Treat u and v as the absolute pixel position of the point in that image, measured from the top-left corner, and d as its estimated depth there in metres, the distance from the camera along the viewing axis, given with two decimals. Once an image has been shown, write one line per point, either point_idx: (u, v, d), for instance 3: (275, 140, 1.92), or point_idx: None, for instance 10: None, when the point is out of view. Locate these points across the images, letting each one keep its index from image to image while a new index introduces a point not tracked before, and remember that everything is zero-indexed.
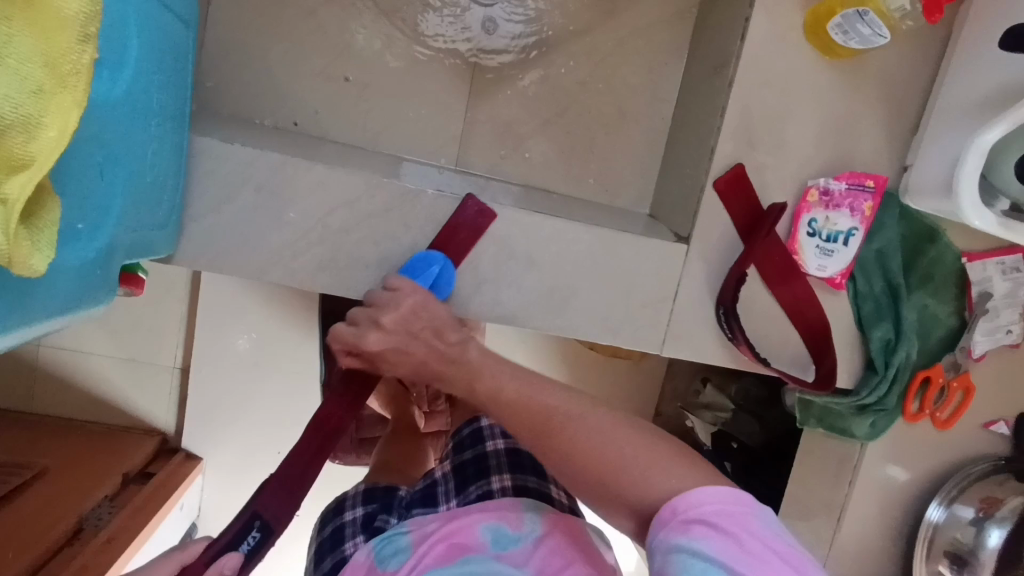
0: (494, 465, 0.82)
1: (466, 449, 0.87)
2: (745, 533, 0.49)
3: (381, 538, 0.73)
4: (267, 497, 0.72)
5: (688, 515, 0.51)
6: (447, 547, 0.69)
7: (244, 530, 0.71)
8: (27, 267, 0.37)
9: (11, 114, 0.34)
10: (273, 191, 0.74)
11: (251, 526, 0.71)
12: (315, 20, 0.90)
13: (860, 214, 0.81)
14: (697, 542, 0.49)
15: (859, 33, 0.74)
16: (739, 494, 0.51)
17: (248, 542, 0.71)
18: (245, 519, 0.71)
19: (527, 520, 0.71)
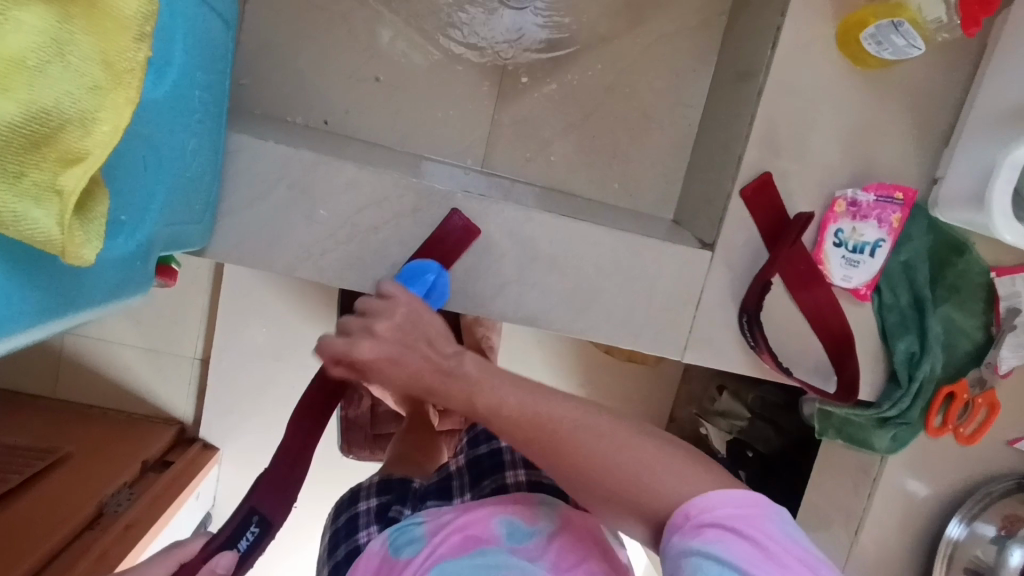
0: (509, 460, 0.82)
1: (480, 444, 0.87)
2: (760, 530, 0.50)
3: (397, 527, 0.74)
4: (262, 491, 0.66)
5: (703, 519, 0.51)
6: (463, 538, 0.70)
7: (242, 526, 0.65)
8: (79, 257, 0.38)
9: (70, 110, 0.35)
10: (303, 188, 0.76)
11: (250, 522, 0.66)
12: (347, 20, 0.91)
13: (888, 226, 0.81)
14: (711, 547, 0.49)
15: (892, 44, 0.74)
16: (754, 494, 0.52)
17: (247, 538, 0.65)
18: (243, 514, 0.66)
19: (542, 516, 0.72)
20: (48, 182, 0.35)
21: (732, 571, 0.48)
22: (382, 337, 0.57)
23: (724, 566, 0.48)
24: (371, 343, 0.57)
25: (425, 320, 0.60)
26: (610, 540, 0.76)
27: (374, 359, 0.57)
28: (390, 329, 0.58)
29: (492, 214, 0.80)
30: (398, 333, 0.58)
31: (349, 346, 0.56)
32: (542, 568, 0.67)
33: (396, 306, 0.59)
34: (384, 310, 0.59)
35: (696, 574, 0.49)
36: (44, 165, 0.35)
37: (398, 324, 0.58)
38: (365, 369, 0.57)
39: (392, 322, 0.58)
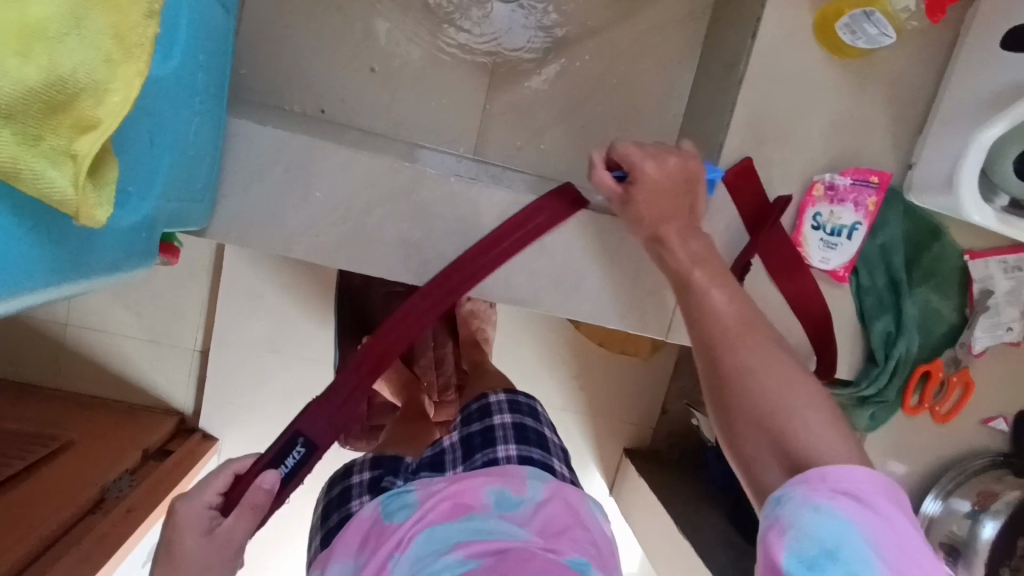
0: (501, 436, 0.85)
1: (473, 422, 0.90)
2: (892, 517, 0.49)
3: (388, 495, 0.76)
4: (313, 418, 0.78)
5: (836, 485, 0.50)
6: (452, 505, 0.72)
7: (289, 445, 0.76)
8: (92, 218, 0.41)
9: (86, 80, 0.38)
10: (300, 172, 0.78)
11: (295, 443, 0.76)
12: (343, 13, 0.94)
13: (864, 209, 0.84)
14: (842, 511, 0.49)
15: (866, 33, 0.77)
16: (890, 487, 0.51)
17: (293, 458, 0.76)
18: (289, 436, 0.76)
19: (530, 486, 0.75)
20: (64, 147, 0.38)
21: (852, 534, 0.47)
22: (661, 172, 0.73)
23: (846, 526, 0.48)
24: (654, 159, 0.73)
25: (692, 180, 0.75)
26: (596, 511, 0.78)
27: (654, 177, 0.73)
28: (671, 167, 0.74)
29: (484, 198, 0.83)
30: (676, 173, 0.74)
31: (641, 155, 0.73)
32: (528, 533, 0.69)
33: (671, 155, 0.74)
34: (665, 151, 0.74)
35: (809, 523, 0.49)
36: (60, 131, 0.38)
37: (675, 172, 0.74)
38: (642, 181, 0.73)
39: (672, 162, 0.73)
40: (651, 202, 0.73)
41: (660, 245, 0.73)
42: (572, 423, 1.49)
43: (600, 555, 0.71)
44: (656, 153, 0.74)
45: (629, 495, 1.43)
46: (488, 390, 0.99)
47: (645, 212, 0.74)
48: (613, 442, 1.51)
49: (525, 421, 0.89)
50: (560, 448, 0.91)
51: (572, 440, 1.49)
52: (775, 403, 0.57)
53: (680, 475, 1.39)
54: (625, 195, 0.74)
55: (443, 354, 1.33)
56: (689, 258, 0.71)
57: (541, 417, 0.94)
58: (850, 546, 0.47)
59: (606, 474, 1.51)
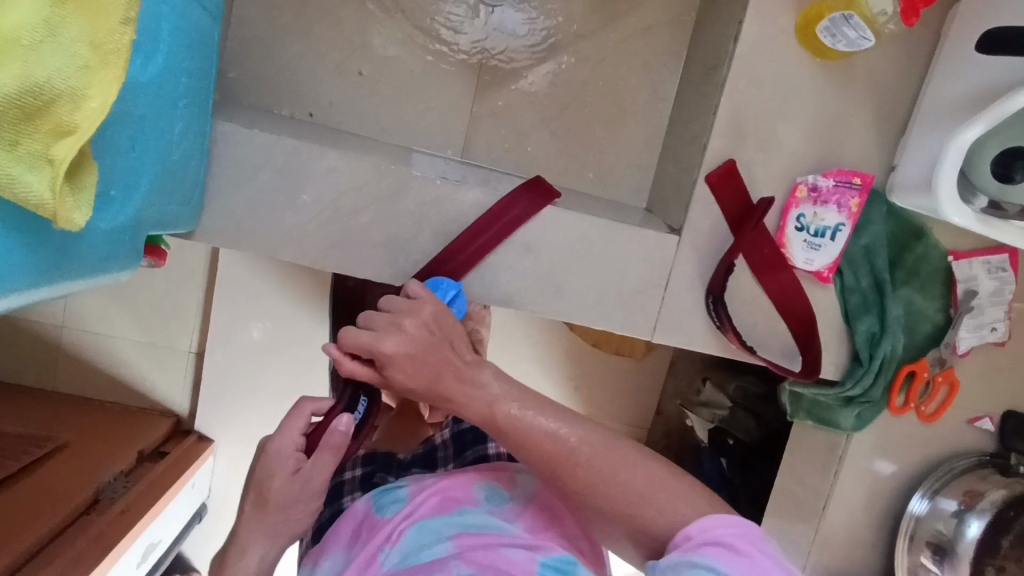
0: (493, 433, 0.87)
1: (465, 419, 0.91)
2: (762, 562, 0.51)
3: (380, 490, 0.77)
4: (373, 373, 0.72)
5: (702, 537, 0.52)
6: (442, 500, 0.73)
7: (355, 399, 0.71)
8: (70, 222, 0.42)
9: (62, 86, 0.39)
10: (288, 175, 0.79)
11: (360, 396, 0.71)
12: (331, 18, 0.95)
13: (848, 210, 0.84)
14: (713, 557, 0.50)
15: (845, 36, 0.78)
16: (756, 538, 0.53)
17: (362, 406, 0.72)
18: (353, 392, 0.71)
19: (520, 482, 0.77)
20: (41, 152, 0.39)
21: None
22: (406, 333, 0.60)
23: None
24: (389, 335, 0.59)
25: (450, 323, 0.63)
26: None
27: (397, 356, 0.59)
28: (415, 326, 0.60)
29: (469, 200, 0.84)
30: (421, 332, 0.60)
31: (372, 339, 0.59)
32: (517, 529, 0.70)
33: (422, 306, 0.62)
34: (400, 314, 0.61)
35: None
36: (37, 136, 0.39)
37: (422, 325, 0.61)
38: (385, 364, 0.59)
39: (420, 316, 0.61)
40: (405, 376, 0.60)
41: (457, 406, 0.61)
42: None
43: (588, 549, 0.73)
44: (399, 314, 0.61)
45: None
46: None
47: (406, 382, 0.60)
48: None
49: None
50: None
51: None
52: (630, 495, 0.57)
53: None
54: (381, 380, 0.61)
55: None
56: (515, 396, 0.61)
57: None
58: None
59: None
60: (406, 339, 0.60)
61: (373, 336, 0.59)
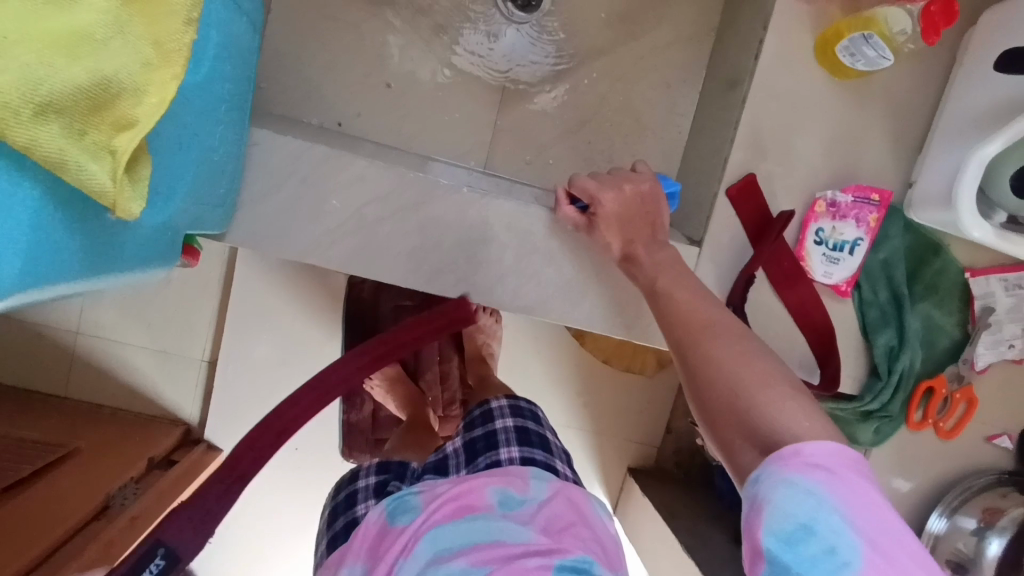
0: (504, 439, 0.86)
1: (476, 427, 0.91)
2: (866, 490, 0.48)
3: (392, 499, 0.76)
4: (179, 524, 0.73)
5: (810, 459, 0.49)
6: (456, 507, 0.72)
7: (147, 556, 0.70)
8: (127, 212, 0.43)
9: (126, 81, 0.41)
10: (317, 181, 0.81)
11: (155, 554, 0.71)
12: (361, 32, 0.97)
13: (866, 225, 0.86)
14: (816, 484, 0.47)
15: (865, 55, 0.80)
16: (859, 458, 0.50)
17: (151, 570, 0.70)
18: (149, 545, 0.71)
19: (533, 485, 0.76)
20: (104, 143, 0.40)
21: (828, 511, 0.46)
22: (621, 194, 0.81)
23: (822, 504, 0.46)
24: (613, 190, 0.81)
25: (652, 205, 0.82)
26: (600, 511, 0.79)
27: (609, 209, 0.81)
28: (631, 191, 0.82)
29: (494, 209, 0.85)
30: (633, 202, 0.82)
31: (598, 188, 0.81)
32: (532, 532, 0.70)
33: (644, 180, 0.83)
34: (619, 180, 0.83)
35: (784, 505, 0.47)
36: (102, 128, 0.40)
37: (636, 194, 0.82)
38: (601, 211, 0.81)
39: (639, 186, 0.82)
40: (609, 228, 0.82)
41: (635, 259, 0.80)
42: (577, 440, 1.49)
43: (603, 553, 0.72)
44: (624, 179, 0.83)
45: (634, 514, 1.43)
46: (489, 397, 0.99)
47: (611, 234, 0.82)
48: (617, 460, 1.51)
49: (527, 424, 0.90)
50: (562, 450, 0.92)
51: (576, 456, 1.50)
52: (741, 376, 0.57)
53: (685, 495, 1.39)
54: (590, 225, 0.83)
55: (448, 370, 1.34)
56: (654, 268, 0.76)
57: (542, 421, 0.95)
58: (826, 522, 0.46)
59: (611, 493, 1.51)
60: (625, 196, 0.81)
61: (597, 188, 0.81)
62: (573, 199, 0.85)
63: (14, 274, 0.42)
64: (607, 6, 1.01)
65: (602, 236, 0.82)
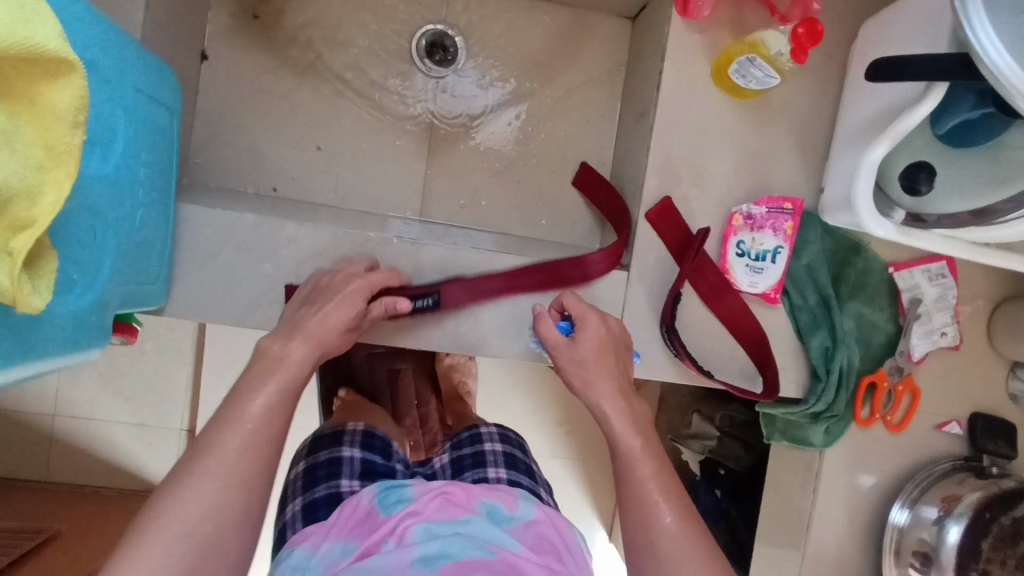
0: (491, 460, 0.91)
1: (463, 448, 0.95)
2: None
3: (386, 488, 0.80)
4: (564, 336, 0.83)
5: None
6: (444, 502, 0.76)
7: (427, 292, 0.86)
8: (28, 305, 0.46)
9: (18, 185, 0.45)
10: (251, 248, 0.84)
11: (431, 293, 0.86)
12: (288, 102, 1.00)
13: (783, 233, 0.89)
14: None
15: (754, 76, 0.85)
16: None
17: (422, 302, 0.86)
18: (433, 287, 0.86)
19: (522, 505, 0.78)
20: (1, 246, 0.44)
21: None
22: (609, 326, 0.82)
23: None
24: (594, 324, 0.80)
25: (622, 340, 0.83)
26: (581, 543, 0.80)
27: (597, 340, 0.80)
28: (614, 329, 0.82)
29: (428, 256, 0.89)
30: (615, 337, 0.81)
31: (581, 316, 0.81)
32: (519, 544, 0.71)
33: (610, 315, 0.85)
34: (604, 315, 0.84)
35: None
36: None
37: (618, 332, 0.82)
38: (585, 338, 0.79)
39: (617, 324, 0.83)
40: (598, 374, 0.77)
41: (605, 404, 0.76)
42: (561, 469, 1.50)
43: None
44: (606, 317, 0.83)
45: None
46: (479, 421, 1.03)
47: (603, 369, 0.78)
48: (603, 487, 1.51)
49: (515, 453, 0.95)
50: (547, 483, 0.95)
51: (562, 488, 1.50)
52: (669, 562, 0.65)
53: None
54: (574, 351, 0.79)
55: (427, 411, 1.34)
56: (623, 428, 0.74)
57: (528, 451, 0.99)
58: None
59: (605, 520, 1.51)
60: (607, 329, 0.82)
61: (579, 316, 0.81)
62: (563, 314, 0.85)
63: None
64: (522, 52, 1.05)
65: (597, 377, 0.78)
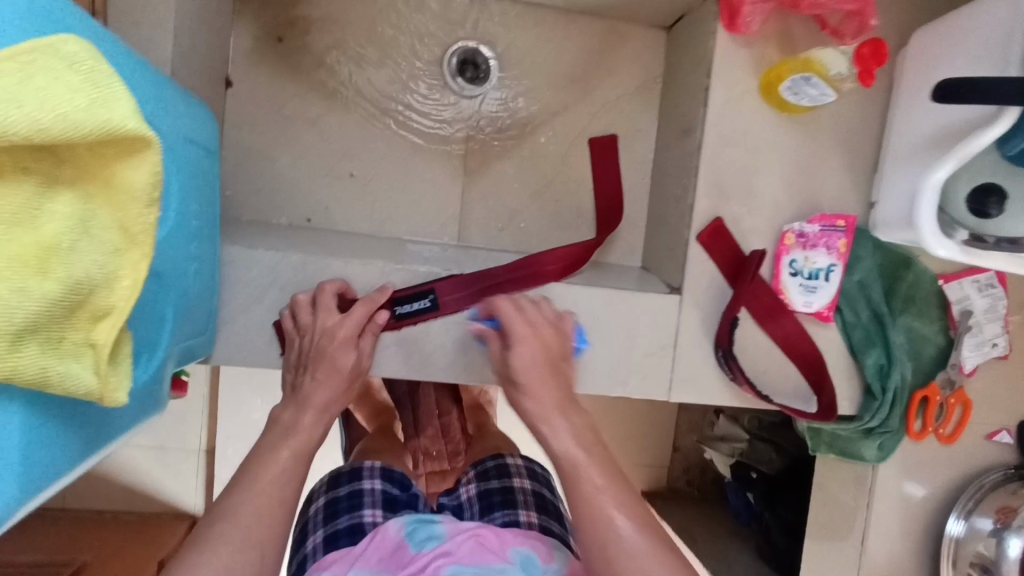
0: (522, 500, 0.92)
1: (491, 479, 0.97)
2: None
3: (416, 522, 0.82)
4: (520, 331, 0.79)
5: None
6: (476, 546, 0.77)
7: (420, 294, 0.82)
8: (114, 398, 0.44)
9: (98, 275, 0.41)
10: (296, 289, 0.81)
11: (426, 295, 0.82)
12: (316, 128, 0.96)
13: (837, 251, 0.87)
14: None
15: (809, 93, 0.82)
16: None
17: (416, 304, 0.82)
18: (423, 287, 0.82)
19: (556, 558, 0.78)
20: (84, 339, 0.41)
21: None
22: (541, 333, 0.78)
23: None
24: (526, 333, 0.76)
25: (553, 344, 0.78)
26: None
27: (523, 356, 0.75)
28: (539, 337, 0.78)
29: None
30: (548, 345, 0.77)
31: (513, 321, 0.78)
32: None
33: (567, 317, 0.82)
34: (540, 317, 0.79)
35: None
36: (79, 325, 0.41)
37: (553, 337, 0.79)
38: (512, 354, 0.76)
39: (552, 331, 0.79)
40: (535, 389, 0.74)
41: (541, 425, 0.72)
42: None
43: None
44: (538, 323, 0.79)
45: None
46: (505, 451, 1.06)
47: (543, 383, 0.74)
48: None
49: (544, 491, 0.97)
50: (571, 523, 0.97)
51: None
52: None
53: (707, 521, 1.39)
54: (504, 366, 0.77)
55: (449, 422, 1.31)
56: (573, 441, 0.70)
57: (553, 489, 1.02)
58: None
59: None
60: (541, 340, 0.78)
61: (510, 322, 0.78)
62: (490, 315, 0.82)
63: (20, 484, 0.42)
64: (556, 67, 1.01)
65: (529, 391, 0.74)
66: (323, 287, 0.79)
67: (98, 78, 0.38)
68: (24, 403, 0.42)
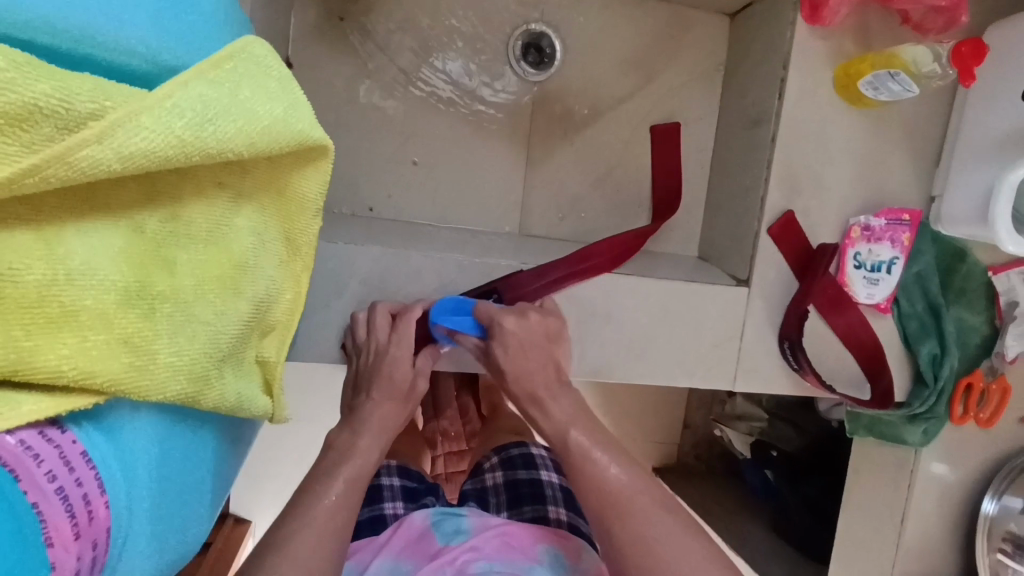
0: (551, 495, 0.95)
1: (519, 468, 1.01)
2: None
3: (444, 516, 0.87)
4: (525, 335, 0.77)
5: None
6: (502, 543, 0.81)
7: (486, 294, 0.81)
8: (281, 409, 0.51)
9: (274, 292, 0.48)
10: (376, 283, 0.80)
11: (491, 295, 0.81)
12: (377, 113, 0.92)
13: (900, 245, 0.90)
14: None
15: (889, 89, 0.82)
16: None
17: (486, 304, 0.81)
18: (489, 287, 0.81)
19: (585, 557, 0.81)
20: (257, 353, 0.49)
21: None
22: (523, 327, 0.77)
23: None
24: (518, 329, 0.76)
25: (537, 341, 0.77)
26: None
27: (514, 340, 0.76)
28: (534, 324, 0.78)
29: None
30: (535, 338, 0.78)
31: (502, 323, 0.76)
32: None
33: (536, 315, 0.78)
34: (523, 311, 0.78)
35: None
36: (257, 340, 0.48)
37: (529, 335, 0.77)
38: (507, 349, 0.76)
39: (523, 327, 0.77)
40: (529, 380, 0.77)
41: (531, 406, 0.76)
42: None
43: None
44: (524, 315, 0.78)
45: None
46: (529, 439, 1.10)
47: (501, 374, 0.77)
48: None
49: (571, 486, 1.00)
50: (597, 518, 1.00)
51: None
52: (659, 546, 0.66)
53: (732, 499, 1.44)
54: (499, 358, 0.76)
55: (466, 404, 1.26)
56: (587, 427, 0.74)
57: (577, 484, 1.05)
58: None
59: None
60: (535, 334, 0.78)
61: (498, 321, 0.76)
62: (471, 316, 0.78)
63: (206, 496, 0.50)
64: (620, 53, 0.99)
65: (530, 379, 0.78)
66: (377, 307, 0.78)
67: (294, 112, 0.44)
68: (207, 427, 0.50)
